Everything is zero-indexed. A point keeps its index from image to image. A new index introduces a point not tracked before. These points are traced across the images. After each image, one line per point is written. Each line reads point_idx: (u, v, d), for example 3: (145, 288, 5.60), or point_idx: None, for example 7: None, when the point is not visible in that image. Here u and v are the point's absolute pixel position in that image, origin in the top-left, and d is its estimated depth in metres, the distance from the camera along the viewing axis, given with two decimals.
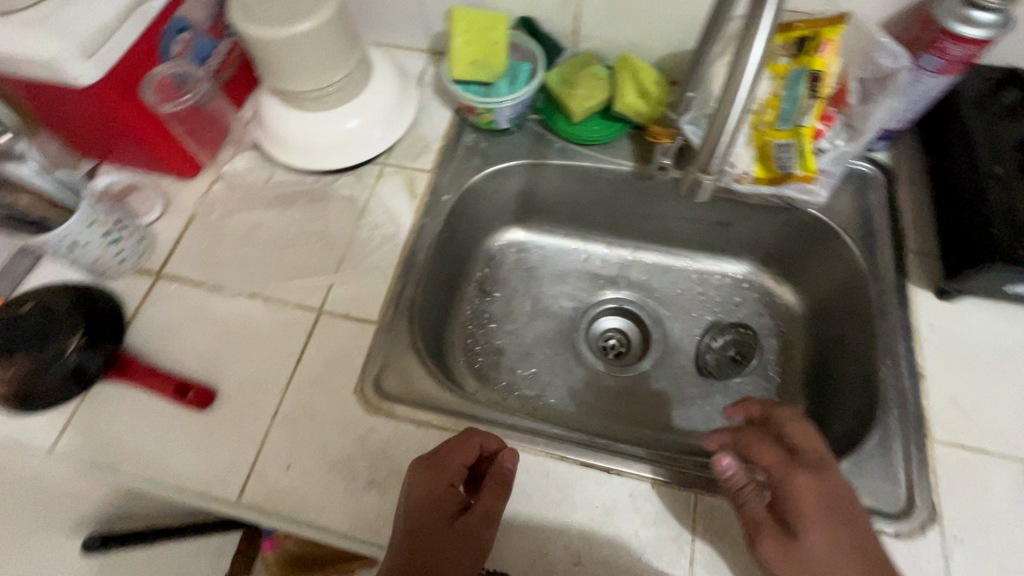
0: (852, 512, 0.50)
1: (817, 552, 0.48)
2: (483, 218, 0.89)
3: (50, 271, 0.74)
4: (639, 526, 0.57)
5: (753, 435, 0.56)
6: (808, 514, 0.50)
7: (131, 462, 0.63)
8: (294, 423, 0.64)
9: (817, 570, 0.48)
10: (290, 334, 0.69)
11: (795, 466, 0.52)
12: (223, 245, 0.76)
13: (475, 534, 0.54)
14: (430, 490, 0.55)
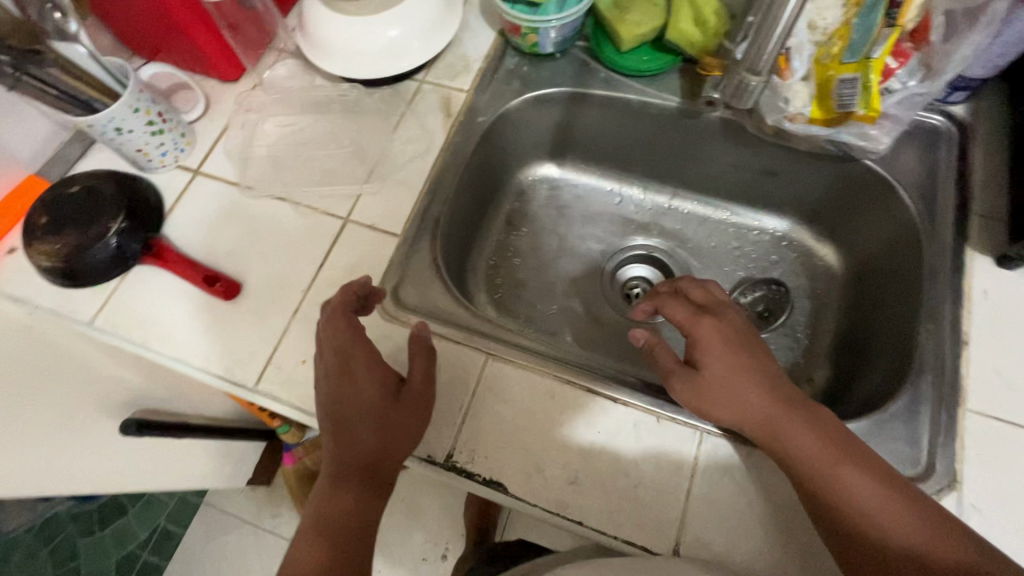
0: (741, 344, 0.56)
1: (717, 378, 0.54)
2: (517, 148, 0.87)
3: (99, 158, 0.77)
4: (639, 454, 0.57)
5: (668, 299, 0.62)
6: (706, 348, 0.56)
7: (160, 341, 0.66)
8: (313, 321, 0.66)
9: (718, 390, 0.54)
10: (316, 238, 0.70)
11: (701, 314, 0.58)
12: (259, 148, 0.77)
13: (421, 398, 0.58)
14: (367, 368, 0.57)
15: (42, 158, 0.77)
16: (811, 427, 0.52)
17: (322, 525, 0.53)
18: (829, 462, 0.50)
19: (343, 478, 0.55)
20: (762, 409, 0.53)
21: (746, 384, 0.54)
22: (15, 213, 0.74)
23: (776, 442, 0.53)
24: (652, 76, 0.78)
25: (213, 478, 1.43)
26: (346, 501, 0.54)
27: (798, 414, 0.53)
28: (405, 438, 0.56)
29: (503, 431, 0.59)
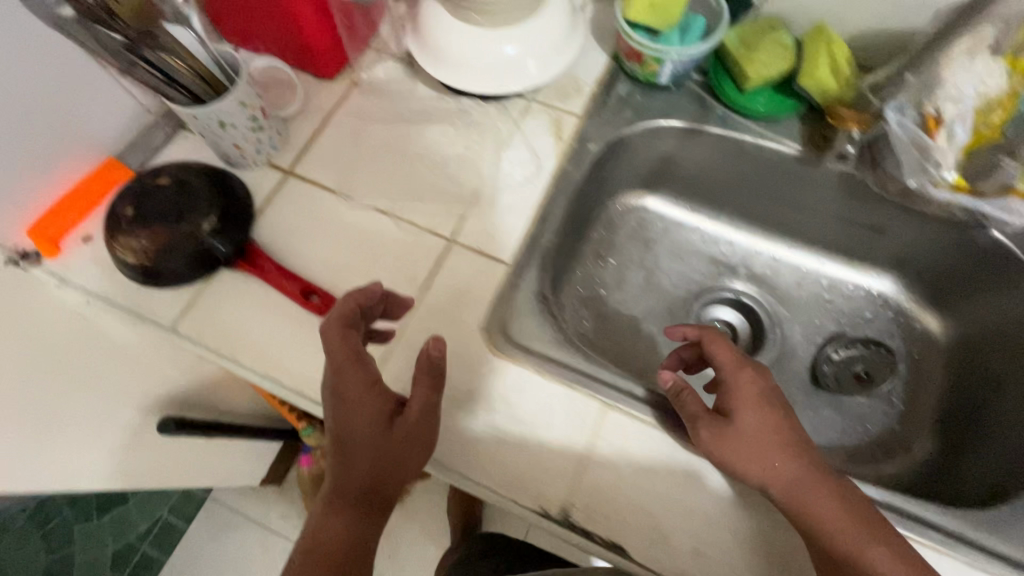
0: (774, 397, 0.55)
1: (746, 429, 0.53)
2: (616, 176, 0.83)
3: (185, 150, 0.74)
4: (768, 528, 0.55)
5: (715, 335, 0.59)
6: (744, 399, 0.54)
7: (248, 355, 0.62)
8: (416, 349, 0.62)
9: (747, 444, 0.52)
10: (417, 259, 0.66)
11: (747, 363, 0.56)
12: (356, 154, 0.72)
13: (416, 432, 0.54)
14: (366, 395, 0.53)
15: (124, 144, 0.73)
16: (839, 500, 0.52)
17: (317, 547, 0.54)
18: (846, 534, 0.50)
19: (337, 504, 0.55)
20: (796, 481, 0.52)
21: (775, 450, 0.52)
22: (92, 201, 0.69)
23: (804, 510, 0.51)
24: (772, 120, 0.75)
25: (231, 477, 1.38)
26: (339, 524, 0.54)
27: (823, 479, 0.52)
28: (402, 470, 0.54)
29: (624, 491, 0.56)
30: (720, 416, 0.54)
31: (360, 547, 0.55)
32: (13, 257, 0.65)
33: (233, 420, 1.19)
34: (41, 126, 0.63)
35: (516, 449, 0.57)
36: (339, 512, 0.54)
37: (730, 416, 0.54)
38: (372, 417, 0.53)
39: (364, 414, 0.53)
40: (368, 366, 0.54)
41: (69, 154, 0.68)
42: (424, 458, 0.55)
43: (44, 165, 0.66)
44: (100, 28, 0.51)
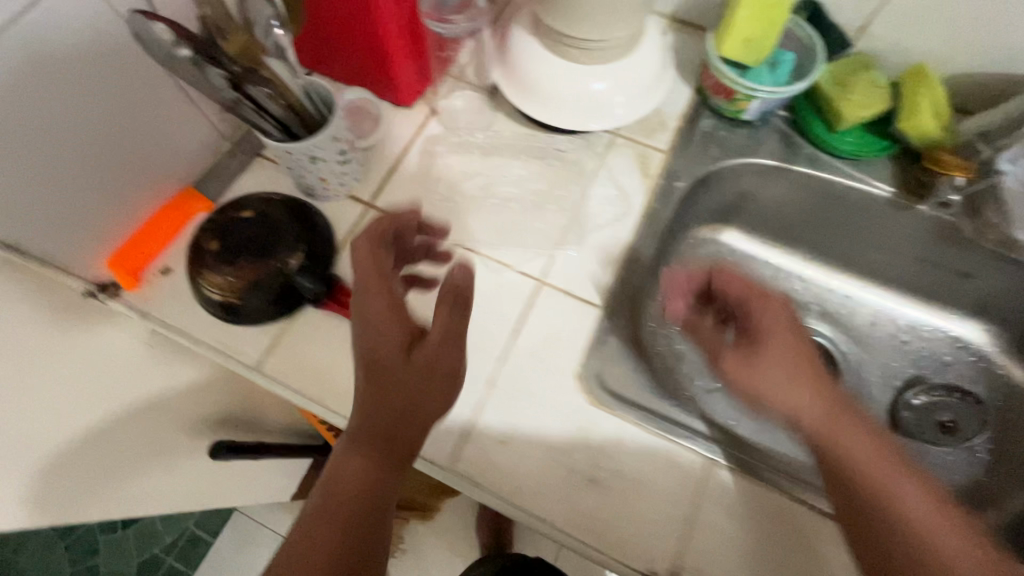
0: (798, 339, 0.57)
1: (769, 357, 0.55)
2: (693, 210, 0.80)
3: (259, 177, 0.71)
4: None
5: (728, 273, 0.63)
6: (767, 326, 0.57)
7: (336, 399, 0.60)
8: (511, 397, 0.60)
9: (768, 372, 0.55)
10: (507, 301, 0.64)
11: (764, 293, 0.59)
12: (438, 187, 0.70)
13: (433, 361, 0.50)
14: (386, 312, 0.50)
15: (197, 171, 0.70)
16: (869, 438, 0.52)
17: (334, 500, 0.48)
18: (880, 480, 0.50)
19: (350, 450, 0.49)
20: (824, 416, 0.53)
21: (801, 381, 0.54)
22: (169, 231, 0.66)
23: (837, 448, 0.52)
24: (862, 160, 0.74)
25: (264, 495, 1.35)
26: (357, 475, 0.48)
27: (853, 417, 0.53)
28: (426, 402, 0.49)
29: (731, 552, 0.55)
30: (743, 347, 0.58)
31: (382, 496, 0.48)
32: (91, 289, 0.63)
33: (275, 440, 1.17)
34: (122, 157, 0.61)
35: (620, 505, 0.56)
36: (358, 459, 0.48)
37: (762, 345, 0.56)
38: (393, 340, 0.49)
39: (383, 336, 0.49)
40: (392, 284, 0.52)
41: (147, 182, 0.65)
42: (451, 390, 0.51)
43: (123, 195, 0.63)
44: (214, 67, 0.49)
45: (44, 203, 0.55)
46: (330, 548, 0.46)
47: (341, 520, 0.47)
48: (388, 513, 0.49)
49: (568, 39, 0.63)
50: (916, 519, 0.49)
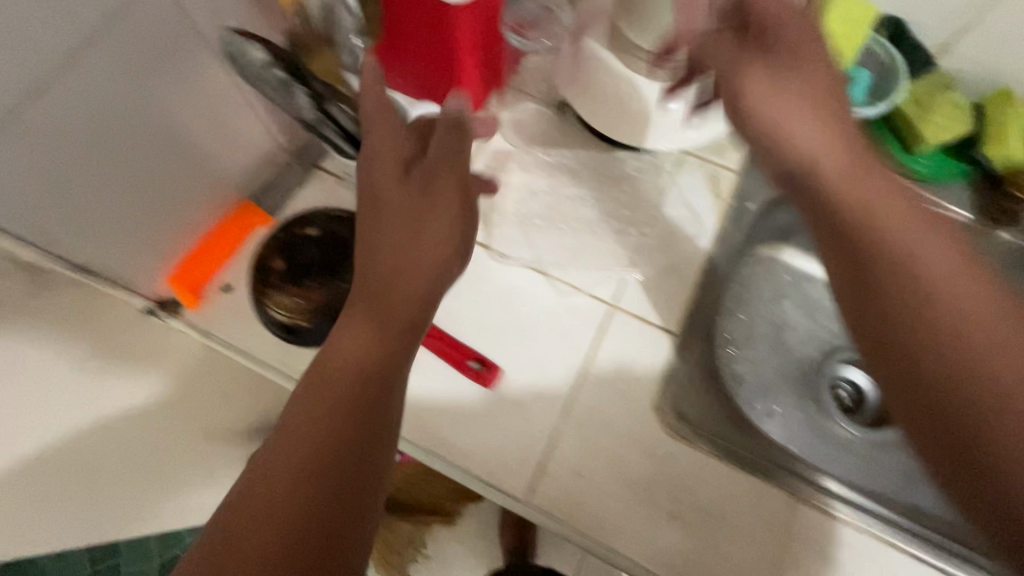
0: (838, 131, 0.48)
1: (805, 140, 0.47)
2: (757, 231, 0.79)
3: (319, 191, 0.68)
4: None
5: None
6: (790, 113, 0.48)
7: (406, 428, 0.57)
8: (587, 427, 0.58)
9: (810, 158, 0.47)
10: (580, 325, 0.62)
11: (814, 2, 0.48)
12: (504, 205, 0.68)
13: (434, 185, 0.49)
14: (390, 135, 0.49)
15: (255, 184, 0.68)
16: (920, 222, 0.43)
17: (337, 365, 0.45)
18: (931, 276, 0.40)
19: (357, 319, 0.47)
20: (848, 166, 0.46)
21: (811, 105, 0.48)
22: (227, 247, 0.64)
23: (877, 234, 0.43)
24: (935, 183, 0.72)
25: None
26: (365, 335, 0.46)
27: (897, 196, 0.44)
28: (428, 248, 0.48)
29: None
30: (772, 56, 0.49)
31: (395, 363, 0.46)
32: (151, 305, 0.61)
33: None
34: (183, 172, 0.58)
35: (703, 542, 0.55)
36: (363, 321, 0.47)
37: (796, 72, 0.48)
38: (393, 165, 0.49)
39: (391, 165, 0.49)
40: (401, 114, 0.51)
41: (208, 197, 0.62)
42: (455, 232, 0.50)
43: (186, 211, 0.61)
44: (300, 86, 0.46)
45: (108, 223, 0.53)
46: (342, 410, 0.43)
47: (345, 383, 0.44)
48: (399, 380, 0.47)
49: (648, 57, 0.61)
50: (952, 316, 0.39)
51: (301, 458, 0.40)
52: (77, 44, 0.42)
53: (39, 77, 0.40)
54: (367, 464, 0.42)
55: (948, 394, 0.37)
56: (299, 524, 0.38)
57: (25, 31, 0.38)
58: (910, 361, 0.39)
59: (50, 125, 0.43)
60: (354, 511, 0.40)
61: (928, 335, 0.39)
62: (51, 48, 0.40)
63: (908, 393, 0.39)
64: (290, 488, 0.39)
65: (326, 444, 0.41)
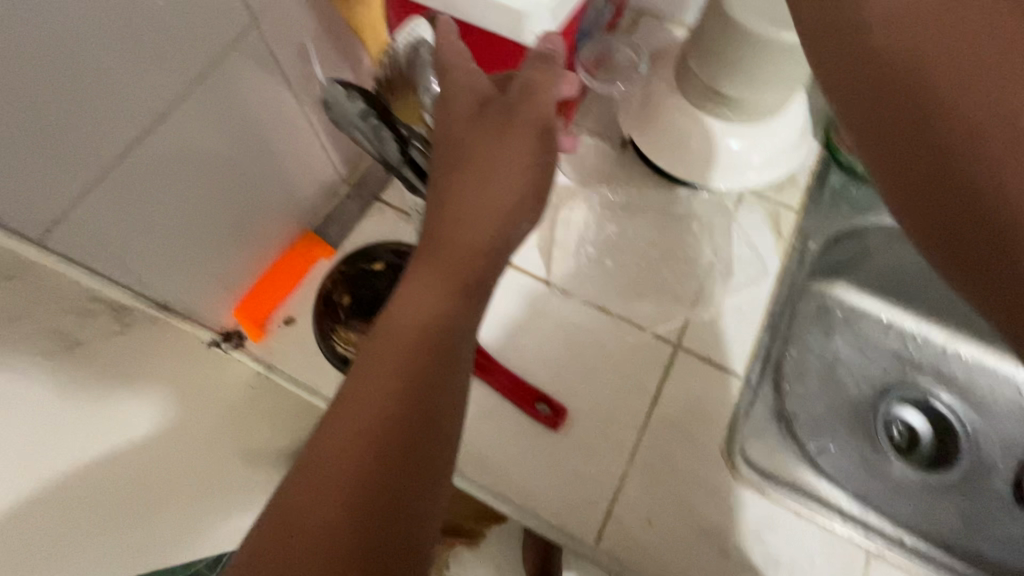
0: None
1: None
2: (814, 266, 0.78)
3: (380, 224, 0.69)
4: None
5: None
6: None
7: (473, 467, 0.57)
8: (655, 471, 0.57)
9: None
10: (644, 366, 0.62)
11: None
12: (564, 240, 0.68)
13: (506, 127, 0.43)
14: (466, 88, 0.46)
15: (319, 217, 0.68)
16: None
17: (391, 333, 0.38)
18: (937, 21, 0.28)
19: (418, 287, 0.40)
20: None
21: None
22: (289, 279, 0.65)
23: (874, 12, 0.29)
24: None
25: None
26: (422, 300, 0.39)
27: None
28: (493, 191, 0.41)
29: None
30: None
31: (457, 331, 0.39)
32: (216, 338, 0.62)
33: None
34: (252, 207, 0.58)
35: None
36: (422, 283, 0.40)
37: None
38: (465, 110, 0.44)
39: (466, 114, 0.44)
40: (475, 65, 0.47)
41: (276, 231, 0.63)
42: (527, 179, 0.42)
43: (255, 246, 0.61)
44: (389, 133, 0.47)
45: (190, 263, 0.54)
46: (390, 383, 0.36)
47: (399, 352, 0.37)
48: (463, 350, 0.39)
49: (724, 99, 0.61)
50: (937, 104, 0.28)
51: (350, 436, 0.33)
52: (173, 98, 0.44)
53: (141, 131, 0.43)
54: (428, 443, 0.35)
55: (947, 173, 0.27)
56: (356, 515, 0.31)
57: (133, 90, 0.41)
58: (901, 153, 0.29)
59: (149, 173, 0.45)
60: (414, 498, 0.33)
61: (931, 94, 0.28)
62: (151, 103, 0.43)
63: (906, 187, 0.29)
64: (342, 472, 0.32)
65: (378, 417, 0.34)
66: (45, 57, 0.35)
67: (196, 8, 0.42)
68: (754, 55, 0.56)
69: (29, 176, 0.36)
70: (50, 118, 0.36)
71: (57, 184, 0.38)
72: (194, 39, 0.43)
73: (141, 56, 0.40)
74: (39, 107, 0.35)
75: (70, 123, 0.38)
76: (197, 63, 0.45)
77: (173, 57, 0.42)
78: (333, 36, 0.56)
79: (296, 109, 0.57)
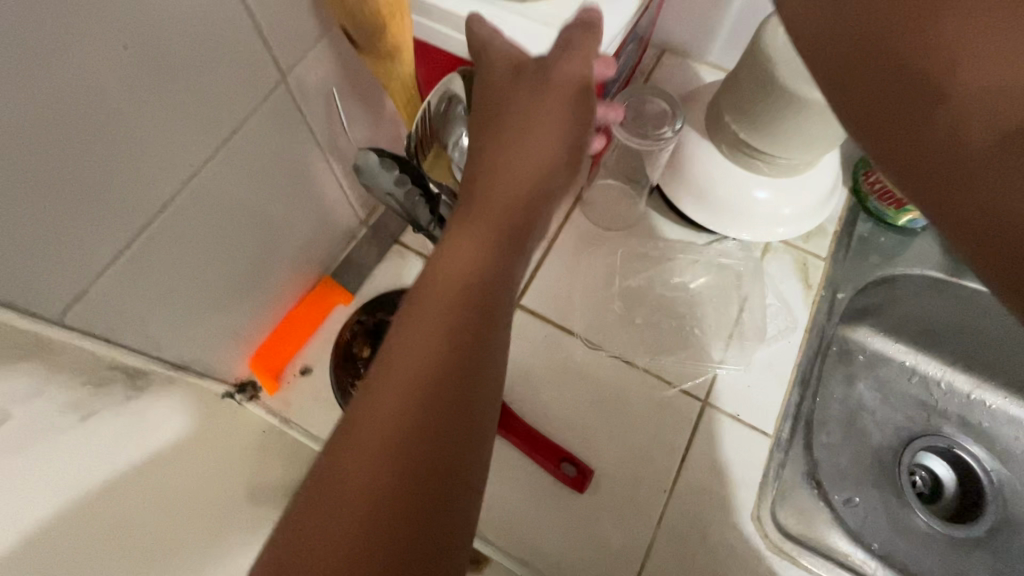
0: None
1: None
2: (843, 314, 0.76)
3: (401, 269, 0.67)
4: None
5: None
6: None
7: (495, 530, 0.55)
8: (685, 535, 0.55)
9: None
10: (672, 422, 0.60)
11: None
12: (589, 287, 0.66)
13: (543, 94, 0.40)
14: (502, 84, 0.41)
15: (337, 260, 0.67)
16: None
17: (421, 312, 0.32)
18: None
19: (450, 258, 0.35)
20: None
21: None
22: (307, 326, 0.63)
23: None
24: None
25: None
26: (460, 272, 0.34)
27: None
28: (533, 157, 0.39)
29: None
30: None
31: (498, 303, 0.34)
32: (230, 389, 0.59)
33: None
34: (273, 258, 0.56)
35: None
36: (456, 252, 0.35)
37: None
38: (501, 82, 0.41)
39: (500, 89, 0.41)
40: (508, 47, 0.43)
41: (294, 278, 0.61)
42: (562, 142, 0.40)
43: (272, 294, 0.59)
44: (421, 198, 0.46)
45: (208, 320, 0.52)
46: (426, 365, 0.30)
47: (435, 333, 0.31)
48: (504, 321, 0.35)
49: (757, 151, 0.60)
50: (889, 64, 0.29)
51: (381, 434, 0.28)
52: (197, 163, 0.42)
53: (164, 197, 0.41)
54: (470, 433, 0.30)
55: (930, 113, 0.28)
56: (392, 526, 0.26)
57: (158, 160, 0.39)
58: (879, 99, 0.30)
59: (171, 240, 0.43)
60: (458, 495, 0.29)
61: (897, 35, 0.28)
62: (176, 168, 0.41)
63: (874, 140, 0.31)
64: (376, 474, 0.27)
65: (413, 409, 0.29)
66: (71, 139, 0.33)
67: (226, 69, 0.41)
68: (795, 110, 0.54)
69: (49, 258, 0.35)
70: (72, 199, 0.35)
71: (78, 258, 0.37)
72: (222, 100, 0.42)
73: (167, 125, 0.39)
74: (59, 188, 0.34)
75: (90, 197, 0.36)
76: (223, 126, 0.43)
77: (198, 123, 0.41)
78: (359, 84, 0.55)
79: (320, 157, 0.55)
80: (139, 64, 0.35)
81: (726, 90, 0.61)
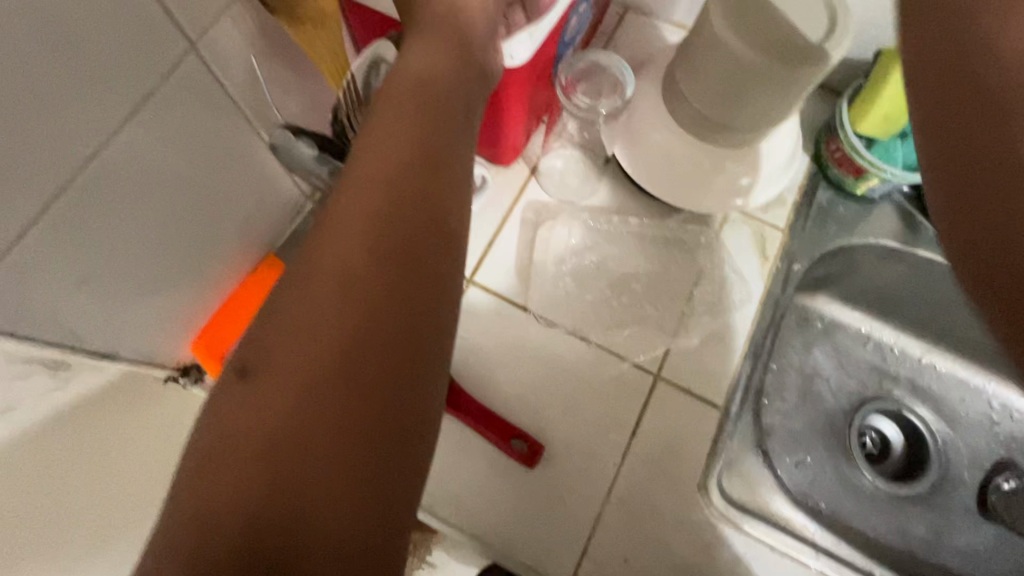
0: None
1: None
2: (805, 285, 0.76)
3: None
4: None
5: None
6: None
7: (447, 507, 0.56)
8: (633, 506, 0.57)
9: None
10: (624, 396, 0.60)
11: None
12: (543, 262, 0.65)
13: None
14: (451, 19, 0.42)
15: (281, 236, 0.64)
16: None
17: (366, 145, 0.35)
18: None
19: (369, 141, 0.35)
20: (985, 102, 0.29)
21: None
22: (251, 307, 0.61)
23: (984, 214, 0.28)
24: None
25: None
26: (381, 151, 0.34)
27: None
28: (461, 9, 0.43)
29: None
30: None
31: (444, 122, 0.37)
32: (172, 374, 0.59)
33: None
34: (206, 241, 0.54)
35: None
36: (395, 91, 0.37)
37: None
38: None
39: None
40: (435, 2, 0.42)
41: (233, 257, 0.59)
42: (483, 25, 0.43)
43: (210, 274, 0.57)
44: None
45: (134, 309, 0.50)
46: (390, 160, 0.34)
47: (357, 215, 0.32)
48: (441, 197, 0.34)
49: (713, 120, 0.58)
50: None
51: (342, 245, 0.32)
52: (97, 144, 0.39)
53: (60, 182, 0.38)
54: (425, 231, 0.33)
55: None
56: (351, 345, 0.30)
57: (45, 142, 0.36)
58: (964, 191, 0.29)
59: (77, 228, 0.40)
60: (411, 339, 0.31)
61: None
62: (71, 150, 0.37)
63: None
64: (338, 284, 0.31)
65: (349, 265, 0.31)
66: None
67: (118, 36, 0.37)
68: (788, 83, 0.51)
69: None
70: None
71: None
72: (119, 71, 0.38)
73: (52, 106, 0.35)
74: None
75: None
76: (124, 103, 0.39)
77: (91, 98, 0.37)
78: (284, 50, 0.51)
79: (249, 131, 0.52)
80: (6, 39, 0.31)
81: (684, 52, 0.58)
